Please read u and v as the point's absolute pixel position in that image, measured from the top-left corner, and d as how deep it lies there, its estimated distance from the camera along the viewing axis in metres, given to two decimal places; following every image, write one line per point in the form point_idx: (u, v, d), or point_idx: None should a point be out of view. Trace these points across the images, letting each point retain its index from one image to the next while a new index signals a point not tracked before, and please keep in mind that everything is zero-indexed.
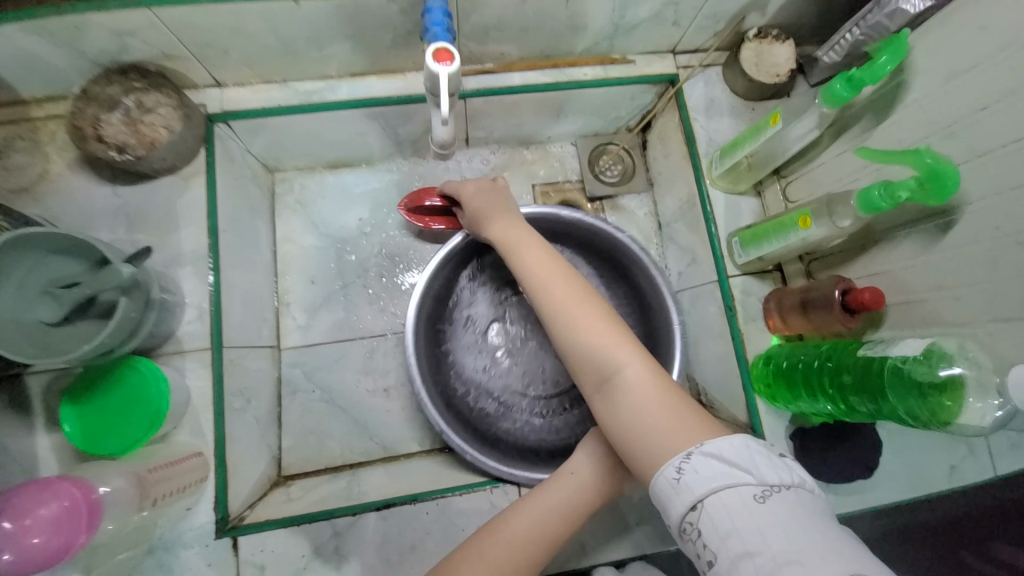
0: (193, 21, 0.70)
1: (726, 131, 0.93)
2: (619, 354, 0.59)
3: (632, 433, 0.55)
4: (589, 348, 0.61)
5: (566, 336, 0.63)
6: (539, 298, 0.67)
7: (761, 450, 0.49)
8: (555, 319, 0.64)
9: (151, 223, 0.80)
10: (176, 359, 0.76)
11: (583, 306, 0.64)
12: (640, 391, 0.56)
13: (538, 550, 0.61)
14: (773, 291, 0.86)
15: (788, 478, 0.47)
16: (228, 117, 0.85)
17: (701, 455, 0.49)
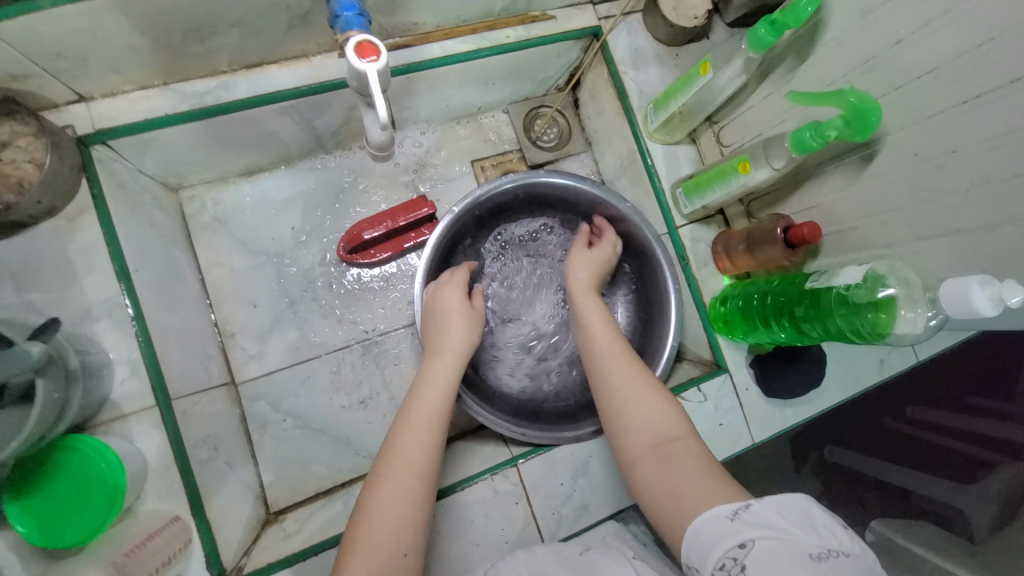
0: (37, 28, 0.58)
1: (656, 81, 0.93)
2: (674, 423, 0.61)
3: (675, 489, 0.54)
4: (645, 414, 0.63)
5: (623, 404, 0.65)
6: (598, 370, 0.70)
7: (831, 522, 0.46)
8: (610, 384, 0.68)
9: (43, 278, 0.68)
10: (119, 426, 0.67)
11: (642, 380, 0.67)
12: (694, 457, 0.57)
13: (435, 440, 0.64)
14: (719, 234, 0.90)
15: (850, 547, 0.44)
16: (105, 137, 0.72)
17: (761, 505, 0.47)
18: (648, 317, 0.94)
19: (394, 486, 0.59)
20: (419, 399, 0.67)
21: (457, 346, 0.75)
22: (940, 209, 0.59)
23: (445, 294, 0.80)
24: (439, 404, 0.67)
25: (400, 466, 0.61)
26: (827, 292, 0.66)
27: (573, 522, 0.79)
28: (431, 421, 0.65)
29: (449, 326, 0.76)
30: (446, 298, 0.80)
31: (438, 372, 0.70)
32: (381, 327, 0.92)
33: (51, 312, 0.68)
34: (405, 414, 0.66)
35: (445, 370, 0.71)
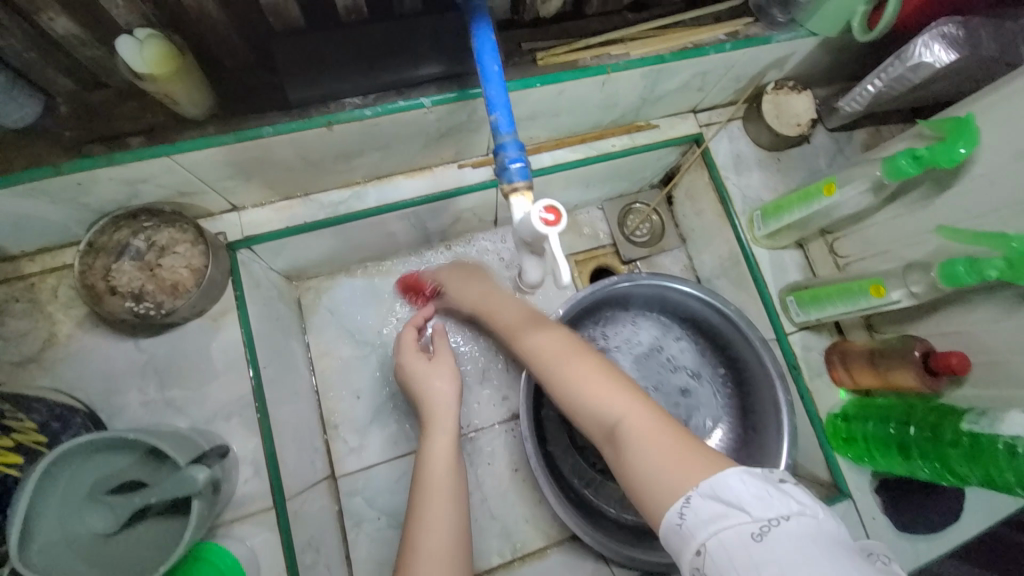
0: (215, 160, 0.63)
1: (759, 186, 0.93)
2: (614, 402, 0.58)
3: (637, 469, 0.52)
4: (591, 404, 0.59)
5: (564, 392, 0.62)
6: (532, 359, 0.67)
7: (767, 480, 0.46)
8: (547, 378, 0.65)
9: (185, 375, 0.72)
10: (237, 527, 0.68)
11: (571, 355, 0.64)
12: (646, 432, 0.53)
13: (454, 533, 0.62)
14: (834, 345, 0.86)
15: (790, 509, 0.43)
16: (249, 243, 0.78)
17: (700, 496, 0.46)
18: (753, 426, 0.90)
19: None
20: (427, 475, 0.67)
21: (445, 406, 0.74)
22: None
23: (403, 343, 0.79)
24: (448, 482, 0.67)
25: (427, 560, 0.59)
26: (992, 438, 0.63)
27: None
28: (443, 498, 0.65)
29: (429, 388, 0.75)
30: (406, 353, 0.79)
31: (437, 441, 0.71)
32: (476, 422, 0.91)
33: (188, 408, 0.71)
34: (421, 497, 0.66)
35: (445, 440, 0.71)
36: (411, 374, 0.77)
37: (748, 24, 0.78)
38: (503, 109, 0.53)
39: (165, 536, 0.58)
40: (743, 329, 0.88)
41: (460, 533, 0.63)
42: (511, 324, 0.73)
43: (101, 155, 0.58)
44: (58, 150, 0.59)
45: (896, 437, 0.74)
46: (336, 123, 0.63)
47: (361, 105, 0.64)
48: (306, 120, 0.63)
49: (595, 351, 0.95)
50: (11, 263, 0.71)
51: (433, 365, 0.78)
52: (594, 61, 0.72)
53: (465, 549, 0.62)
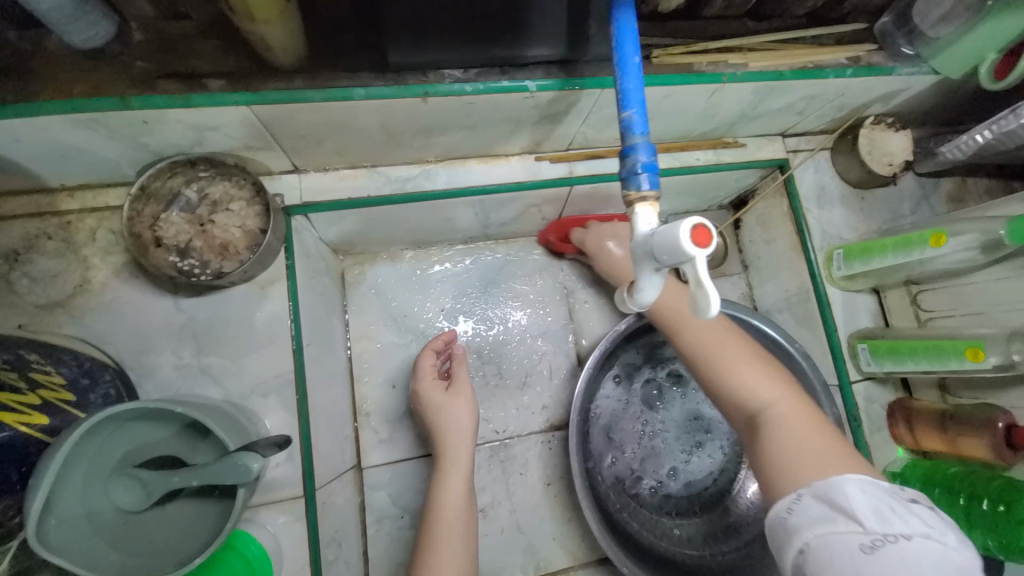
0: (295, 117, 0.58)
1: (840, 223, 0.89)
2: (770, 390, 0.57)
3: (776, 456, 0.50)
4: (738, 385, 0.59)
5: (712, 372, 0.62)
6: (687, 338, 0.66)
7: (877, 497, 0.43)
8: (697, 357, 0.64)
9: (224, 343, 0.67)
10: (262, 513, 0.63)
11: (730, 349, 0.62)
12: (790, 426, 0.52)
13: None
14: (898, 401, 0.83)
15: (913, 528, 0.41)
16: (306, 210, 0.72)
17: (812, 497, 0.45)
18: None
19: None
20: (440, 516, 0.67)
21: (461, 444, 0.72)
22: None
23: (423, 361, 0.79)
24: (455, 526, 0.67)
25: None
26: None
27: None
28: (451, 544, 0.65)
29: (445, 421, 0.73)
30: (422, 371, 0.78)
31: (452, 481, 0.70)
32: (512, 428, 0.87)
33: (224, 379, 0.66)
34: (431, 537, 0.66)
35: (456, 478, 0.70)
36: (427, 404, 0.75)
37: (870, 51, 0.73)
38: (639, 107, 0.47)
39: (195, 521, 0.53)
40: (803, 368, 0.83)
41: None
42: (610, 267, 0.80)
43: (175, 94, 0.52)
44: (126, 81, 0.53)
45: (964, 505, 0.71)
46: (433, 95, 0.58)
47: (462, 79, 0.59)
48: (402, 87, 0.57)
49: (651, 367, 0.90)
50: (48, 196, 0.65)
51: (451, 396, 0.75)
52: (710, 67, 0.66)
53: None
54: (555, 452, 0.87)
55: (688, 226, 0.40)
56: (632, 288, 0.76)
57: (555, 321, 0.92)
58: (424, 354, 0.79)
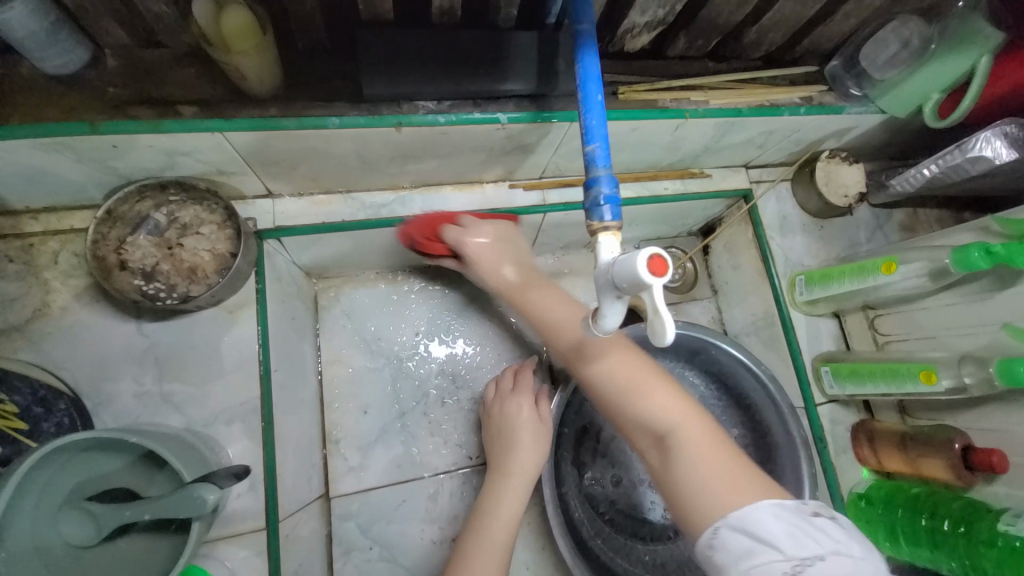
0: (268, 144, 0.59)
1: (801, 250, 0.92)
2: (671, 412, 0.57)
3: (689, 484, 0.52)
4: (640, 408, 0.59)
5: (615, 395, 0.61)
6: (589, 367, 0.64)
7: (791, 518, 0.45)
8: (606, 382, 0.63)
9: (189, 369, 0.65)
10: (221, 547, 0.61)
11: (645, 370, 0.61)
12: (696, 451, 0.53)
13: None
14: (861, 422, 0.85)
15: (825, 547, 0.43)
16: (278, 234, 0.72)
17: (732, 529, 0.46)
18: None
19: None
20: (489, 535, 0.65)
21: (527, 464, 0.71)
22: None
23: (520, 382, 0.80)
24: (499, 546, 0.65)
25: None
26: None
27: None
28: (487, 561, 0.63)
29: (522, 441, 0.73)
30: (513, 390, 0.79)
31: (508, 501, 0.69)
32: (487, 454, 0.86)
33: (187, 406, 0.64)
34: (472, 551, 0.64)
35: (512, 499, 0.69)
36: (511, 424, 0.75)
37: (822, 92, 0.78)
38: (602, 142, 0.50)
39: (148, 555, 0.50)
40: (770, 392, 0.84)
41: None
42: (514, 288, 0.72)
43: (146, 119, 0.53)
44: (97, 107, 0.53)
45: (927, 527, 0.73)
46: (406, 125, 0.60)
47: (435, 111, 0.61)
48: (376, 118, 0.59)
49: None
50: (9, 218, 0.63)
51: (537, 422, 0.75)
52: (674, 104, 0.70)
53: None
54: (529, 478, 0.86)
55: (641, 255, 0.41)
56: (541, 308, 0.70)
57: (529, 346, 0.93)
58: (512, 376, 0.82)
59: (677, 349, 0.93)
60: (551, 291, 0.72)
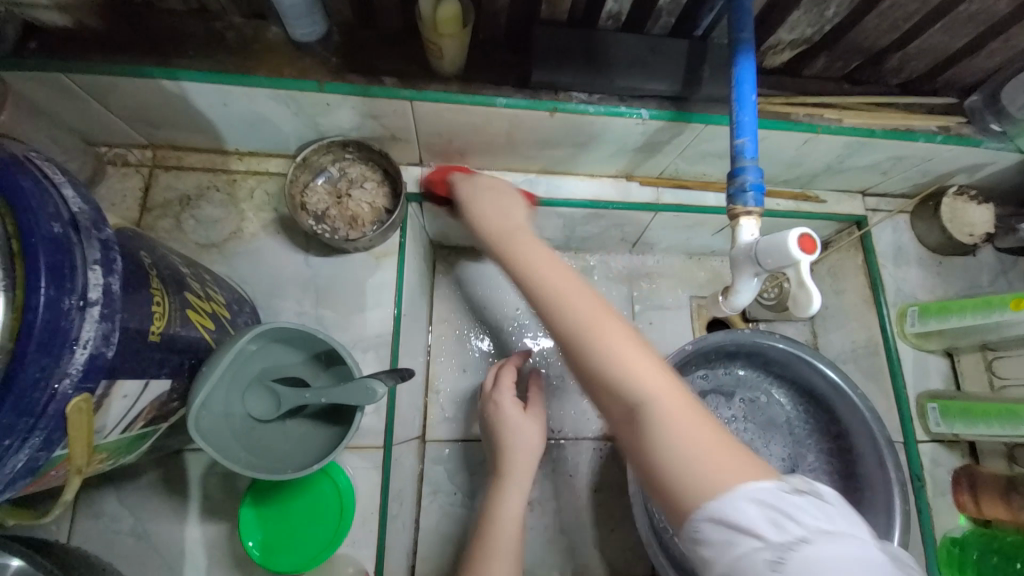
0: (443, 115, 0.69)
1: (915, 283, 0.90)
2: (647, 379, 0.47)
3: (680, 470, 0.43)
4: (598, 365, 0.48)
5: (576, 344, 0.50)
6: (558, 314, 0.52)
7: (770, 501, 0.41)
8: (571, 325, 0.51)
9: (338, 299, 0.76)
10: (346, 454, 0.70)
11: (608, 317, 0.51)
12: (697, 434, 0.44)
13: None
14: (965, 467, 0.81)
15: (806, 528, 0.39)
16: (423, 198, 0.82)
17: (709, 524, 0.41)
18: None
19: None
20: (499, 535, 0.65)
21: (525, 461, 0.72)
22: None
23: (504, 373, 0.80)
24: (511, 538, 0.65)
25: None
26: None
27: None
28: (502, 564, 0.63)
29: (512, 439, 0.73)
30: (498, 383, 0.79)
31: (509, 503, 0.68)
32: (568, 432, 0.91)
33: (333, 330, 0.75)
34: (482, 558, 0.63)
35: (516, 499, 0.69)
36: (502, 423, 0.75)
37: (960, 123, 0.78)
38: (751, 136, 0.54)
39: (304, 438, 0.60)
40: (867, 419, 0.83)
41: None
42: (497, 231, 0.62)
43: (358, 84, 0.65)
44: (322, 70, 0.66)
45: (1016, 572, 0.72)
46: (560, 111, 0.68)
47: (586, 101, 0.69)
48: (536, 101, 0.68)
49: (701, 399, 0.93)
50: (222, 156, 0.78)
51: (526, 420, 0.75)
52: (806, 118, 0.73)
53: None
54: (604, 461, 0.90)
55: (778, 234, 0.46)
56: (524, 249, 0.58)
57: None
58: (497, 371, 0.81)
59: (767, 365, 0.95)
60: (510, 235, 0.61)
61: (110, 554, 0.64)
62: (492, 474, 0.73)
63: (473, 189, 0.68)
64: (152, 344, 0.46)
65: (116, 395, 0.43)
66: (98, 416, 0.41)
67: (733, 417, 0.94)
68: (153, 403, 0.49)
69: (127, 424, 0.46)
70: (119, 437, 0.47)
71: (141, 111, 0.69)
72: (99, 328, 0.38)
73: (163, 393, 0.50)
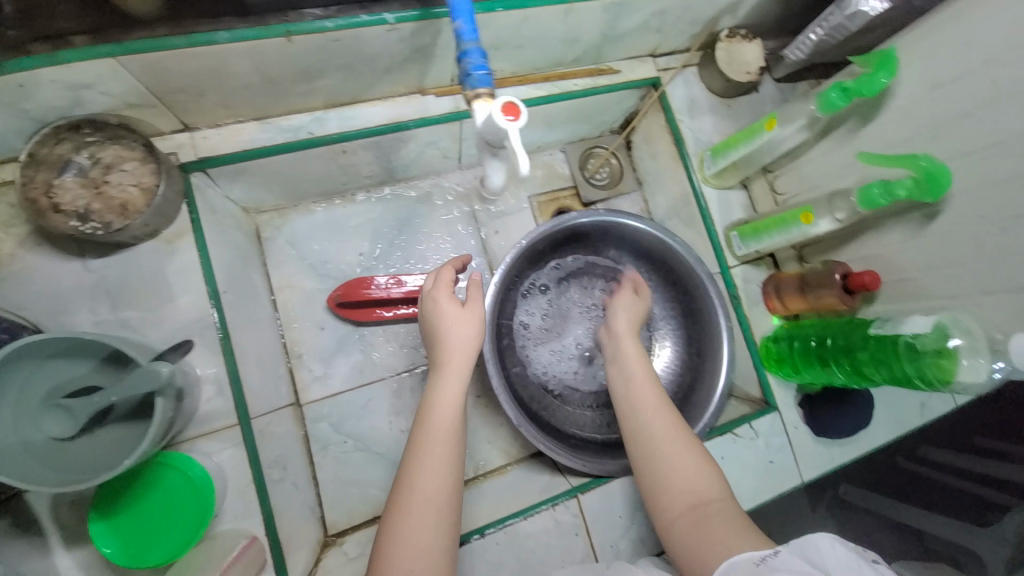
0: (169, 66, 0.62)
1: (710, 130, 0.98)
2: (701, 482, 0.63)
3: (704, 541, 0.57)
4: (668, 472, 0.65)
5: (652, 458, 0.67)
6: (635, 425, 0.71)
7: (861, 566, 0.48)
8: (643, 439, 0.69)
9: (140, 296, 0.71)
10: (202, 443, 0.69)
11: (670, 434, 0.68)
12: (724, 521, 0.58)
13: (452, 477, 0.63)
14: (770, 276, 0.95)
15: None
16: (203, 165, 0.75)
17: (789, 552, 0.50)
18: (695, 352, 0.98)
19: (406, 524, 0.59)
20: (435, 422, 0.66)
21: (461, 354, 0.71)
22: (1006, 265, 0.66)
23: (443, 272, 0.77)
24: (452, 423, 0.66)
25: (422, 499, 0.61)
26: (894, 339, 0.73)
27: (628, 552, 0.81)
28: (440, 443, 0.65)
29: (450, 332, 0.71)
30: (437, 287, 0.75)
31: (447, 390, 0.68)
32: None
33: (145, 329, 0.71)
34: (427, 447, 0.64)
35: (455, 386, 0.69)
36: (436, 316, 0.72)
37: None
38: (466, 17, 0.54)
39: (124, 440, 0.58)
40: (692, 262, 0.93)
41: (455, 477, 0.64)
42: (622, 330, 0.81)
43: (41, 54, 0.56)
44: None
45: (809, 348, 0.85)
46: (296, 33, 0.63)
47: (323, 17, 0.64)
48: (265, 28, 0.62)
49: (554, 285, 1.01)
50: None
51: (460, 312, 0.72)
52: None
53: (456, 498, 0.63)
54: (481, 368, 0.96)
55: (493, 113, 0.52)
56: (632, 365, 0.77)
57: (472, 248, 1.02)
58: (436, 270, 0.78)
59: (605, 238, 1.01)
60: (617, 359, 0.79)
61: None
62: (430, 368, 0.72)
63: (625, 306, 0.84)
64: None
65: None
66: None
67: (590, 294, 1.01)
68: None
69: None
70: None
71: None
72: None
73: None
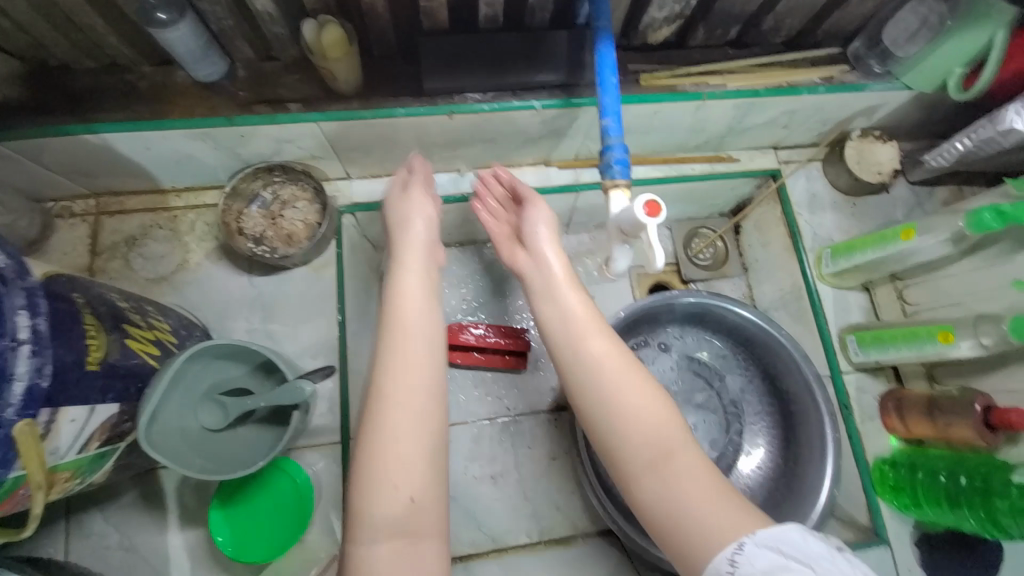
0: (352, 130, 0.74)
1: (831, 227, 0.95)
2: (695, 479, 0.51)
3: (691, 530, 0.49)
4: (642, 425, 0.54)
5: (601, 410, 0.57)
6: (593, 432, 0.57)
7: None
8: (616, 450, 0.55)
9: (285, 313, 0.82)
10: (307, 454, 0.77)
11: (663, 445, 0.53)
12: (722, 509, 0.48)
13: (422, 405, 0.56)
14: (890, 392, 0.87)
15: None
16: (354, 209, 0.86)
17: None
18: (790, 456, 0.91)
19: (388, 422, 0.54)
20: (400, 311, 0.61)
21: (414, 302, 0.61)
22: None
23: (408, 202, 0.70)
24: (421, 327, 0.60)
25: (407, 394, 0.55)
26: None
27: None
28: (408, 383, 0.56)
29: (402, 277, 0.63)
30: (403, 198, 0.71)
31: (409, 287, 0.62)
32: (524, 408, 0.96)
33: (284, 341, 0.82)
34: (381, 383, 0.56)
35: (411, 307, 0.61)
36: (397, 245, 0.67)
37: (843, 71, 0.82)
38: (614, 116, 0.60)
39: (255, 440, 0.67)
40: (797, 359, 0.88)
41: (433, 433, 0.55)
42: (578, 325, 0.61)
43: (266, 114, 0.71)
44: (229, 104, 0.72)
45: (931, 481, 0.76)
46: (458, 113, 0.73)
47: (481, 100, 0.74)
48: (433, 107, 0.73)
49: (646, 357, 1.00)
50: (159, 195, 0.84)
51: (420, 260, 0.66)
52: (692, 87, 0.78)
53: (431, 445, 0.55)
54: (559, 429, 0.96)
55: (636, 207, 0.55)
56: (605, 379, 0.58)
57: None
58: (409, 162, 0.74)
59: (702, 320, 0.99)
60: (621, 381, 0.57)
61: (100, 568, 0.71)
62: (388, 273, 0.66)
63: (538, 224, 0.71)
64: (91, 372, 0.52)
65: (63, 420, 0.50)
66: (47, 441, 0.48)
67: (680, 372, 1.00)
68: (105, 425, 0.55)
69: (81, 444, 0.53)
70: (77, 457, 0.53)
71: (74, 164, 0.74)
72: (32, 363, 0.45)
73: (115, 414, 0.56)
